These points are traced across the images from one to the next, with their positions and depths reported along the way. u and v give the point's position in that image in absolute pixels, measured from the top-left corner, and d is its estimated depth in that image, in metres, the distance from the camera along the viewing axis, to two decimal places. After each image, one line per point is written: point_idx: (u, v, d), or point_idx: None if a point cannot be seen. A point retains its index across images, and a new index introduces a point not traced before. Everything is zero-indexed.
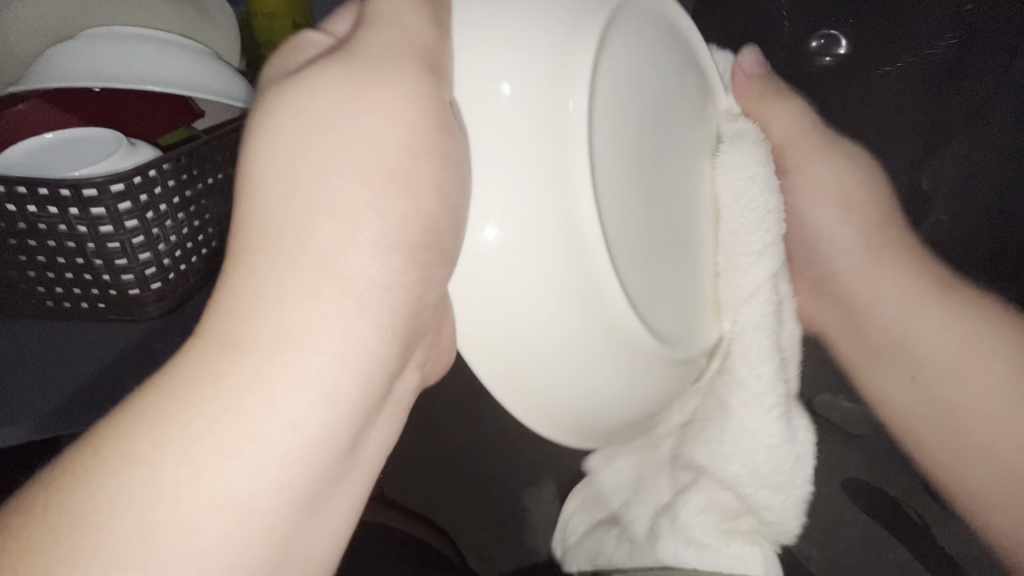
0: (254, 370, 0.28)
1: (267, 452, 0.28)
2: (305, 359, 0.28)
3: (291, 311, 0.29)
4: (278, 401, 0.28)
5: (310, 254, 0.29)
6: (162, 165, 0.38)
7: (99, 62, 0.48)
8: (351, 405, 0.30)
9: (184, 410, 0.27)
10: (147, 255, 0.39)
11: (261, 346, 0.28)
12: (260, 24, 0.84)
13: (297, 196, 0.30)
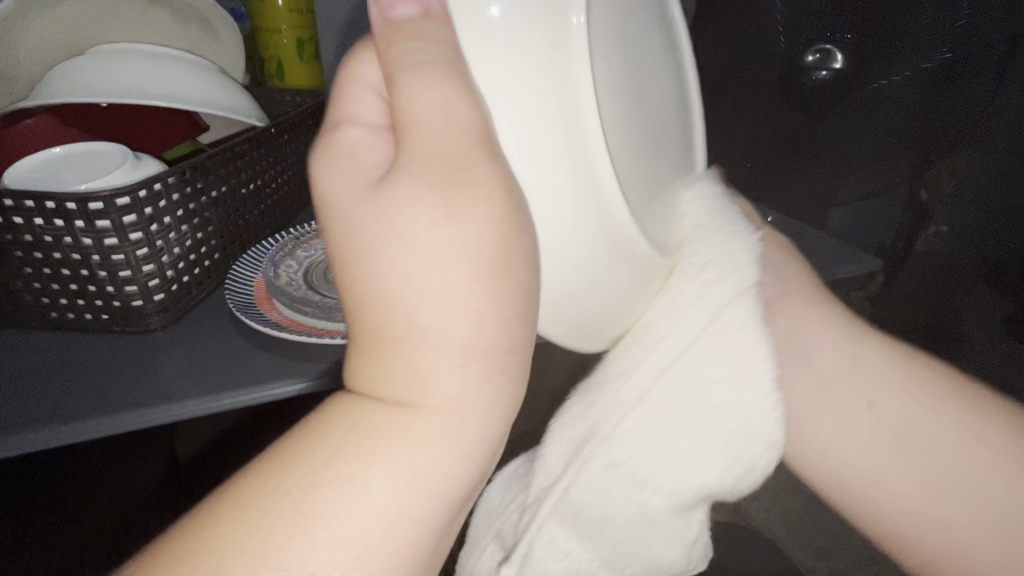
0: (355, 458, 0.23)
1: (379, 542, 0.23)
2: (388, 429, 0.24)
3: (396, 401, 0.24)
4: (382, 487, 0.23)
5: (403, 339, 0.24)
6: (166, 179, 0.39)
7: (105, 78, 0.49)
8: (463, 496, 0.25)
9: (271, 521, 0.22)
10: (151, 267, 0.40)
11: (357, 446, 0.23)
12: (263, 41, 0.86)
13: (371, 261, 0.24)
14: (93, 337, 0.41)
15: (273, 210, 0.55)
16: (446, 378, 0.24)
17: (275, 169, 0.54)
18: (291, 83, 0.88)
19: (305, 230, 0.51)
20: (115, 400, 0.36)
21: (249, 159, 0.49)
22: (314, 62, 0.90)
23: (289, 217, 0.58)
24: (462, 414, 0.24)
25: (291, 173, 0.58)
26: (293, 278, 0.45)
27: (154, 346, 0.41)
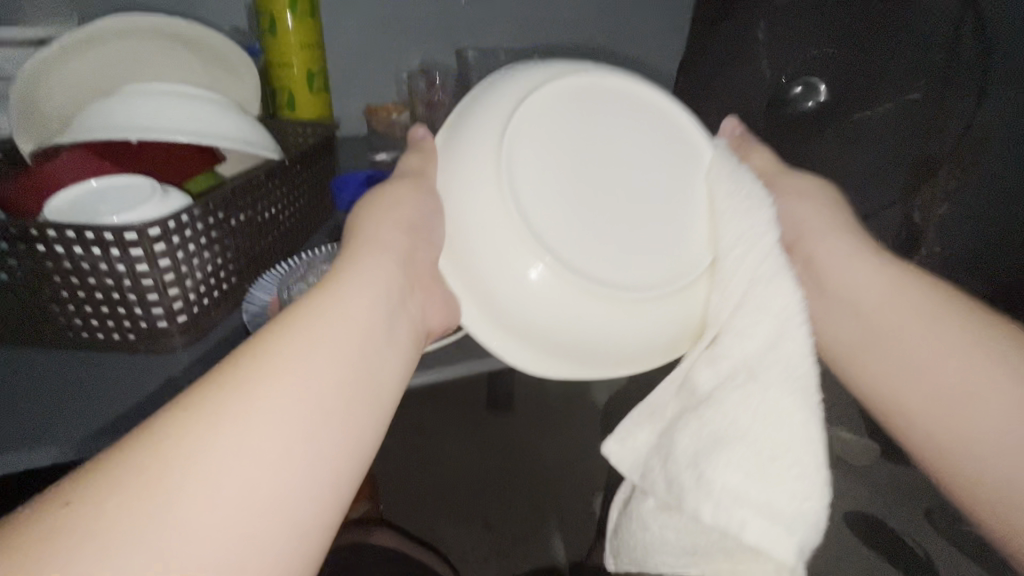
0: (273, 360, 0.30)
1: (299, 424, 0.29)
2: (311, 333, 0.32)
3: (283, 353, 0.31)
4: (299, 374, 0.30)
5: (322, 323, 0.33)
6: (193, 210, 0.43)
7: (134, 115, 0.53)
8: (330, 425, 0.31)
9: (212, 408, 0.28)
10: (176, 290, 0.43)
11: (250, 381, 0.29)
12: (275, 74, 0.91)
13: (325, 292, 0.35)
14: (119, 354, 0.44)
15: (285, 237, 0.58)
16: (341, 313, 0.34)
17: (288, 199, 0.58)
18: (300, 112, 0.93)
19: (315, 254, 0.55)
20: (98, 417, 0.39)
21: (266, 190, 0.53)
22: (322, 92, 0.95)
23: (299, 243, 0.62)
24: (357, 338, 0.34)
25: (302, 203, 0.61)
26: (304, 300, 0.48)
27: (175, 363, 0.44)
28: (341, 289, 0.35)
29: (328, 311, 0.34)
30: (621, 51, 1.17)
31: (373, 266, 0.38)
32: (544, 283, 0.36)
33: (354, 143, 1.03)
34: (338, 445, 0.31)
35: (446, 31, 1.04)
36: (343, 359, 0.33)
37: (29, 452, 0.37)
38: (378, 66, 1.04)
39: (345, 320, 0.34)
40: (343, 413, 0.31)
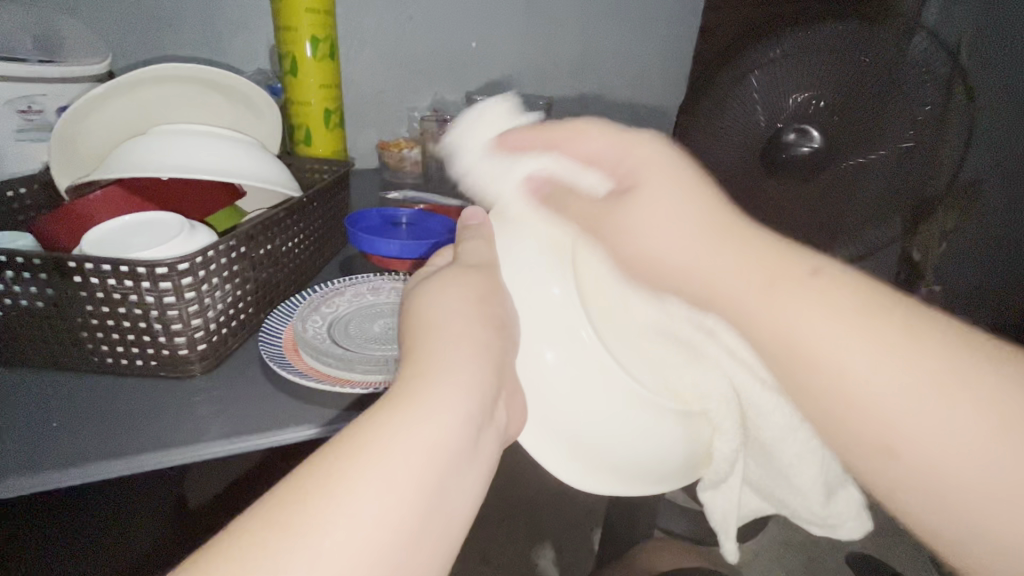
0: (366, 453, 0.28)
1: (372, 535, 0.26)
2: (393, 434, 0.29)
3: (400, 437, 0.29)
4: (391, 480, 0.28)
5: (430, 409, 0.30)
6: (218, 247, 0.46)
7: (165, 154, 0.57)
8: (415, 524, 0.28)
9: (294, 495, 0.26)
10: (198, 321, 0.45)
11: (367, 460, 0.28)
12: (293, 112, 0.96)
13: (432, 358, 0.33)
14: (142, 380, 0.47)
15: (299, 269, 0.61)
16: (429, 419, 0.30)
17: (303, 233, 0.61)
18: (315, 148, 0.98)
19: (327, 287, 0.58)
20: (121, 444, 0.41)
21: (284, 226, 0.56)
22: (337, 129, 1.00)
23: (311, 275, 0.65)
24: (448, 451, 0.30)
25: (316, 236, 0.65)
26: (318, 330, 0.51)
27: (192, 389, 0.47)
28: (435, 381, 0.32)
29: (420, 414, 0.30)
30: (624, 92, 1.23)
31: (458, 346, 0.34)
32: (561, 362, 0.44)
33: (366, 177, 1.08)
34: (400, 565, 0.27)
35: (456, 73, 1.10)
36: (430, 475, 0.29)
37: (52, 478, 0.38)
38: (391, 105, 1.09)
39: (438, 425, 0.30)
40: (416, 539, 0.28)
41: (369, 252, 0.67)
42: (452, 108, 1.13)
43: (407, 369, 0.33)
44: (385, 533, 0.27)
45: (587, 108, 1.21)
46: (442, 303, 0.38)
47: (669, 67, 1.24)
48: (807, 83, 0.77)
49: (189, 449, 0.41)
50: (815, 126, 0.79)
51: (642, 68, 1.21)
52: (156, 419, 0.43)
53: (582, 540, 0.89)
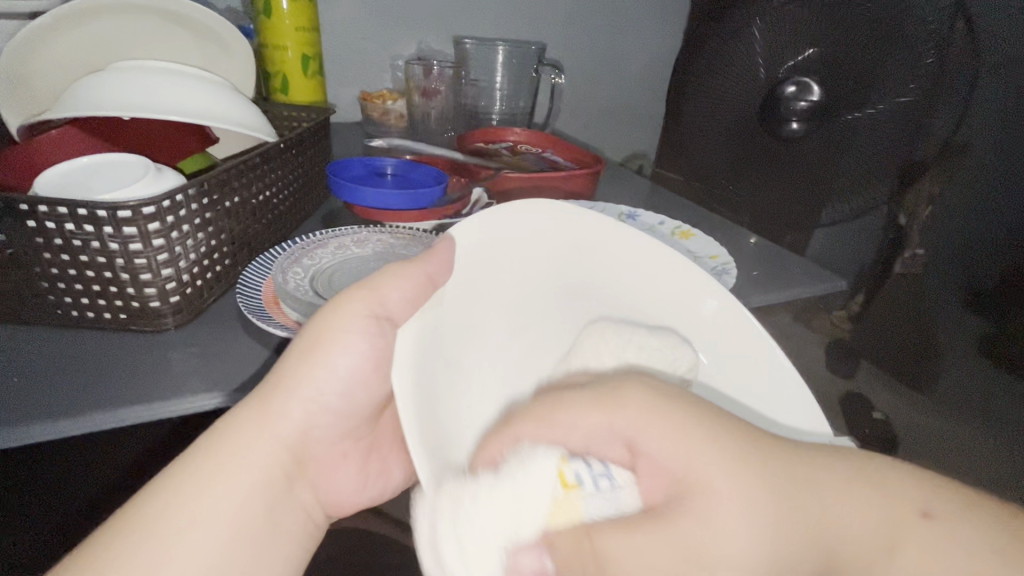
0: (196, 479, 0.34)
1: (190, 563, 0.33)
2: (195, 507, 0.34)
3: (217, 474, 0.35)
4: (207, 510, 0.34)
5: (262, 445, 0.36)
6: (188, 191, 0.42)
7: (126, 91, 0.52)
8: (230, 556, 0.34)
9: (123, 526, 0.33)
10: (169, 271, 0.42)
11: (189, 486, 0.34)
12: (269, 57, 0.90)
13: (288, 448, 0.37)
14: (112, 333, 0.44)
15: (277, 222, 0.58)
16: (242, 474, 0.36)
17: (282, 180, 0.58)
18: (293, 97, 0.92)
19: (310, 239, 0.54)
20: (89, 399, 0.38)
21: (259, 173, 0.52)
22: (316, 76, 0.94)
23: (290, 229, 0.61)
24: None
25: (294, 187, 0.61)
26: (301, 283, 0.47)
27: (166, 343, 0.44)
28: (251, 450, 0.36)
29: (224, 476, 0.35)
30: (618, 43, 1.18)
31: (325, 447, 0.39)
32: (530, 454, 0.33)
33: (348, 130, 1.02)
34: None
35: (441, 17, 1.04)
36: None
37: (10, 436, 0.35)
38: (375, 51, 1.03)
39: (239, 472, 0.35)
40: (231, 568, 0.34)
41: (354, 206, 0.61)
42: (439, 58, 1.07)
43: (247, 420, 0.36)
44: (206, 571, 0.33)
45: (579, 54, 1.16)
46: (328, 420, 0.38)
47: (666, 16, 1.19)
48: (810, 34, 0.75)
49: (167, 403, 0.38)
50: (816, 80, 0.76)
51: (638, 18, 1.16)
52: (124, 373, 0.40)
53: None
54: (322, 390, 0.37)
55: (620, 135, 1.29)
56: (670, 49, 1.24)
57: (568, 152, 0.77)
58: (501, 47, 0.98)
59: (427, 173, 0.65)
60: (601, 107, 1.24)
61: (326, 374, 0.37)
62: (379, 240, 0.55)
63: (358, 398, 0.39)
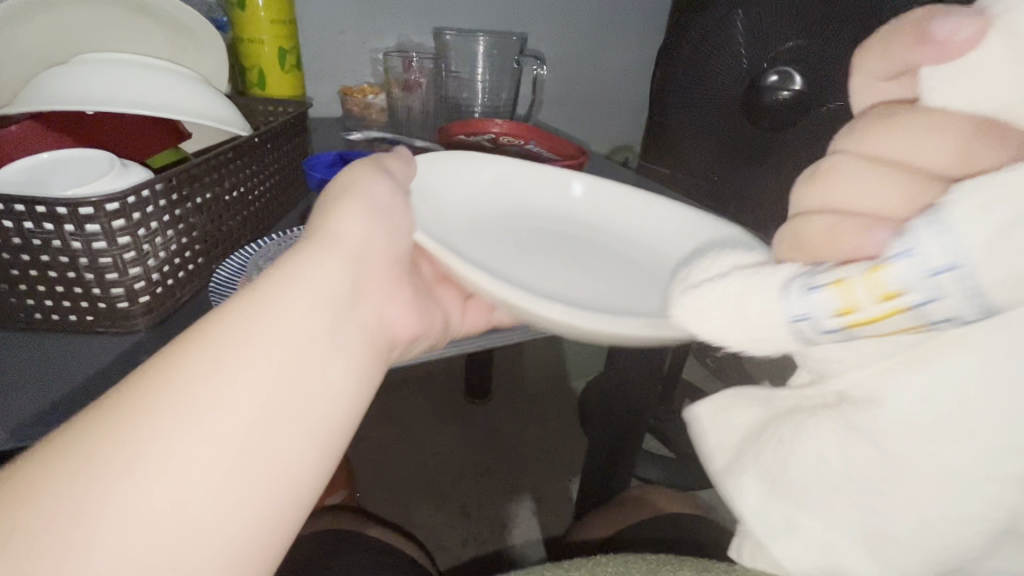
0: (260, 298, 0.32)
1: (265, 383, 0.30)
2: (266, 328, 0.31)
3: (282, 291, 0.33)
4: (277, 331, 0.31)
5: (324, 259, 0.35)
6: (154, 186, 0.41)
7: (91, 84, 0.50)
8: (307, 372, 0.31)
9: (181, 358, 0.29)
10: (137, 270, 0.40)
11: (252, 308, 0.31)
12: (245, 51, 0.88)
13: (349, 266, 0.36)
14: (80, 336, 0.42)
15: (254, 219, 0.57)
16: (306, 289, 0.33)
17: (257, 176, 0.57)
18: (272, 91, 0.90)
19: (287, 235, 0.52)
20: (55, 404, 0.36)
21: (232, 168, 0.51)
22: (294, 70, 0.92)
23: (268, 227, 0.60)
24: (273, 480, 0.29)
25: (271, 183, 0.60)
26: None
27: (137, 345, 0.42)
28: (314, 267, 0.34)
29: (288, 295, 0.33)
30: (600, 34, 1.17)
31: (379, 274, 0.38)
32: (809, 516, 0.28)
33: (329, 125, 1.00)
34: (300, 424, 0.30)
35: (421, 8, 1.02)
36: (228, 513, 0.27)
37: None
38: (355, 43, 1.01)
39: (306, 286, 0.33)
40: (310, 387, 0.31)
41: None
42: (420, 50, 1.05)
43: (299, 240, 0.35)
44: (285, 391, 0.30)
45: (561, 46, 1.15)
46: (375, 241, 0.38)
47: (648, 7, 1.18)
48: (791, 23, 0.75)
49: None
50: (798, 70, 0.76)
51: (621, 10, 1.16)
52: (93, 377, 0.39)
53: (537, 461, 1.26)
54: (366, 212, 0.38)
55: (605, 129, 1.29)
56: (654, 42, 1.23)
57: (550, 144, 0.76)
58: (482, 38, 0.97)
59: None
60: (584, 100, 1.23)
61: (364, 198, 0.38)
62: None
63: (397, 227, 0.40)
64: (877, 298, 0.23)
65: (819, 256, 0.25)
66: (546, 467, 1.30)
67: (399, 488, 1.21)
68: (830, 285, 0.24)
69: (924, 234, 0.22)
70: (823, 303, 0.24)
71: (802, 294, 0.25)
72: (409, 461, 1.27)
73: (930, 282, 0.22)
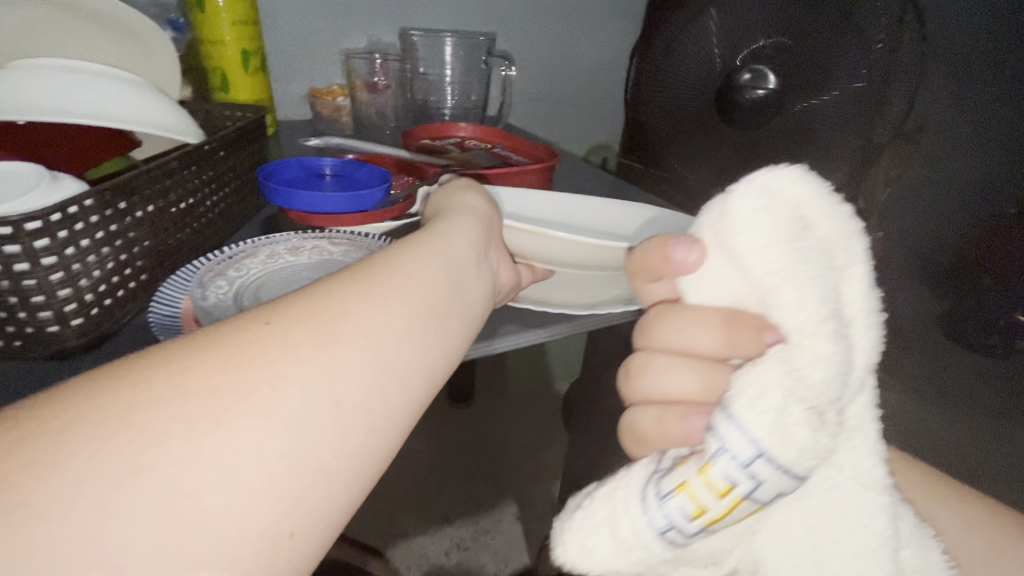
0: (365, 280, 0.31)
1: (352, 366, 0.27)
2: (364, 312, 0.29)
3: (389, 279, 0.32)
4: (373, 316, 0.29)
5: (422, 261, 0.34)
6: (84, 202, 0.38)
7: (26, 90, 0.47)
8: (387, 372, 0.28)
9: (272, 322, 0.27)
10: (67, 292, 0.38)
11: (353, 291, 0.30)
12: (205, 53, 0.85)
13: (442, 269, 0.35)
14: (8, 362, 0.39)
15: (205, 230, 0.54)
16: (409, 279, 0.32)
17: (209, 185, 0.54)
18: (235, 95, 0.87)
19: (238, 247, 0.50)
20: None
21: (177, 179, 0.48)
22: (259, 73, 0.89)
23: (221, 239, 0.57)
24: (340, 493, 0.26)
25: (225, 192, 0.57)
26: (223, 297, 0.43)
27: (71, 371, 0.40)
28: (411, 265, 0.33)
29: (393, 284, 0.31)
30: (575, 33, 1.15)
31: (463, 280, 0.36)
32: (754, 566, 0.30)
33: (298, 129, 0.97)
34: (365, 423, 0.27)
35: (391, 9, 1.00)
36: (294, 521, 0.24)
37: None
38: (322, 44, 0.98)
39: (407, 278, 0.32)
40: (385, 390, 0.28)
41: (290, 211, 0.57)
42: (390, 51, 1.03)
43: (398, 244, 0.35)
44: (368, 377, 0.27)
45: (534, 46, 1.13)
46: (458, 246, 0.38)
47: (623, 6, 1.17)
48: (767, 21, 0.74)
49: None
50: (771, 68, 0.75)
51: (595, 8, 1.15)
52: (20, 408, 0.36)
53: (521, 470, 1.27)
54: (457, 224, 0.40)
55: (581, 129, 1.27)
56: (629, 41, 1.22)
57: (520, 148, 0.75)
58: (449, 39, 0.95)
59: (370, 172, 0.62)
60: (559, 100, 1.21)
61: (448, 220, 0.41)
62: (312, 246, 0.51)
63: (478, 240, 0.41)
64: (716, 495, 0.26)
65: (667, 437, 0.31)
66: (530, 471, 1.29)
67: (380, 497, 1.19)
68: (678, 491, 0.26)
69: (729, 436, 0.25)
70: (679, 511, 0.26)
71: (658, 502, 0.27)
72: (390, 469, 1.24)
73: (745, 474, 0.25)
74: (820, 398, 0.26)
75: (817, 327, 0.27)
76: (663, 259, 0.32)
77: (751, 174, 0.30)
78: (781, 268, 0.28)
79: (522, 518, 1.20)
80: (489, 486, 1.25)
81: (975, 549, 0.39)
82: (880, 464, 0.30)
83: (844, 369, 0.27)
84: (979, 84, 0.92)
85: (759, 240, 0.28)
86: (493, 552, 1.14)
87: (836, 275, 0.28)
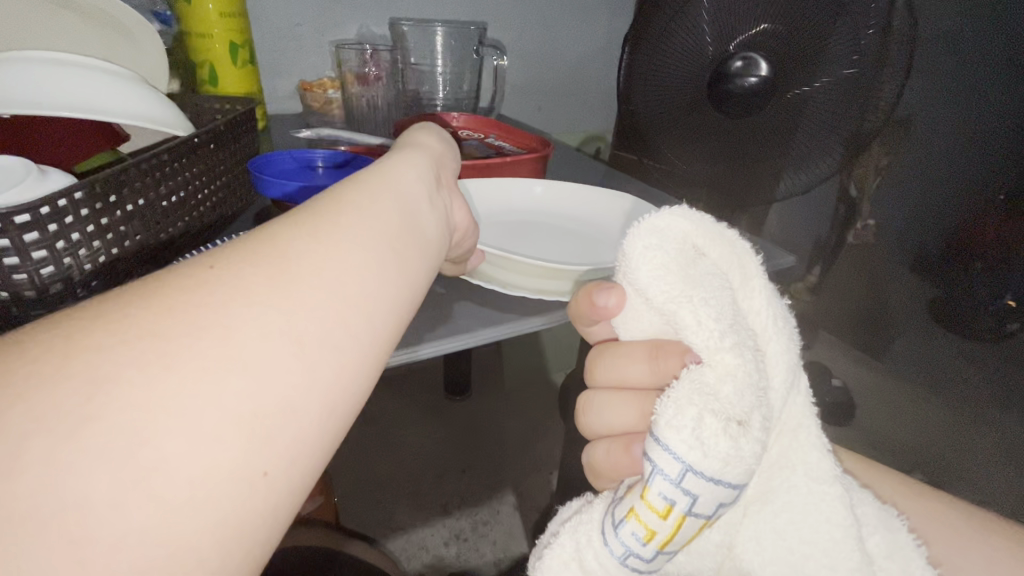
0: (307, 220, 0.27)
1: (306, 309, 0.24)
2: (309, 251, 0.25)
3: (330, 216, 0.28)
4: (323, 254, 0.26)
5: (368, 196, 0.30)
6: (73, 195, 0.38)
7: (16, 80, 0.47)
8: (346, 314, 0.25)
9: (201, 272, 0.23)
10: (58, 286, 0.38)
11: (295, 233, 0.26)
12: (193, 45, 0.84)
13: (392, 205, 0.31)
14: None
15: (197, 222, 0.54)
16: (355, 216, 0.28)
17: (201, 177, 0.53)
18: (224, 88, 0.87)
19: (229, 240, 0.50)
20: None
21: (167, 170, 0.48)
22: (248, 65, 0.88)
23: (213, 230, 0.57)
24: (316, 438, 0.23)
25: (216, 183, 0.57)
26: None
27: None
28: (356, 201, 0.30)
29: (335, 220, 0.28)
30: (566, 24, 1.15)
31: (418, 216, 0.33)
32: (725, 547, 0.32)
33: (288, 122, 0.97)
34: (327, 370, 0.23)
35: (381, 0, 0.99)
36: (268, 462, 0.21)
37: None
38: (311, 35, 0.97)
39: (351, 213, 0.29)
40: (344, 331, 0.24)
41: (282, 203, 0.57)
42: (380, 43, 1.02)
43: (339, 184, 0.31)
44: (323, 319, 0.24)
45: (526, 37, 1.13)
46: (412, 184, 0.34)
47: None
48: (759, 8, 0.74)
49: None
50: (762, 55, 0.75)
51: None
52: None
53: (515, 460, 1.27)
54: (406, 163, 0.36)
55: (574, 118, 1.27)
56: (621, 29, 1.22)
57: (511, 138, 0.75)
58: (439, 28, 0.94)
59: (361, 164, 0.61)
60: (552, 90, 1.21)
61: (393, 160, 0.36)
62: None
63: (433, 182, 0.37)
64: (660, 517, 0.27)
65: (621, 467, 0.33)
66: (526, 460, 1.30)
67: (378, 490, 1.19)
68: (629, 517, 0.28)
69: (659, 458, 0.27)
70: (633, 536, 0.27)
71: (613, 532, 0.28)
72: (387, 461, 1.24)
73: (680, 492, 0.27)
74: (734, 409, 0.28)
75: (719, 343, 0.29)
76: (590, 305, 0.35)
77: (639, 218, 0.32)
78: (678, 294, 0.30)
79: (518, 506, 1.21)
80: (486, 475, 1.25)
81: (945, 527, 0.40)
82: (826, 455, 0.32)
83: (754, 378, 0.29)
84: (966, 72, 0.93)
85: (654, 275, 0.31)
86: (491, 542, 1.14)
87: (727, 294, 0.31)
